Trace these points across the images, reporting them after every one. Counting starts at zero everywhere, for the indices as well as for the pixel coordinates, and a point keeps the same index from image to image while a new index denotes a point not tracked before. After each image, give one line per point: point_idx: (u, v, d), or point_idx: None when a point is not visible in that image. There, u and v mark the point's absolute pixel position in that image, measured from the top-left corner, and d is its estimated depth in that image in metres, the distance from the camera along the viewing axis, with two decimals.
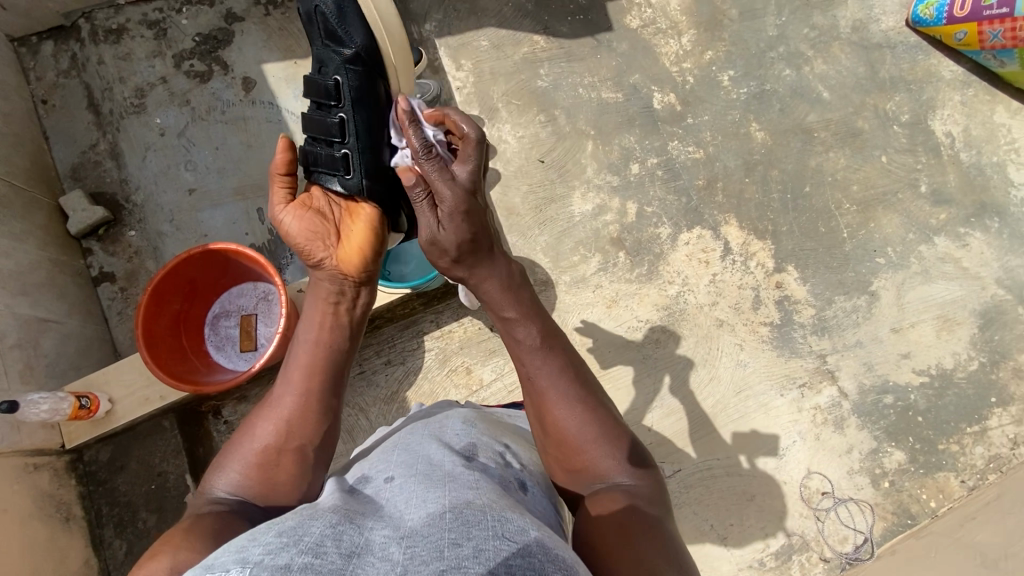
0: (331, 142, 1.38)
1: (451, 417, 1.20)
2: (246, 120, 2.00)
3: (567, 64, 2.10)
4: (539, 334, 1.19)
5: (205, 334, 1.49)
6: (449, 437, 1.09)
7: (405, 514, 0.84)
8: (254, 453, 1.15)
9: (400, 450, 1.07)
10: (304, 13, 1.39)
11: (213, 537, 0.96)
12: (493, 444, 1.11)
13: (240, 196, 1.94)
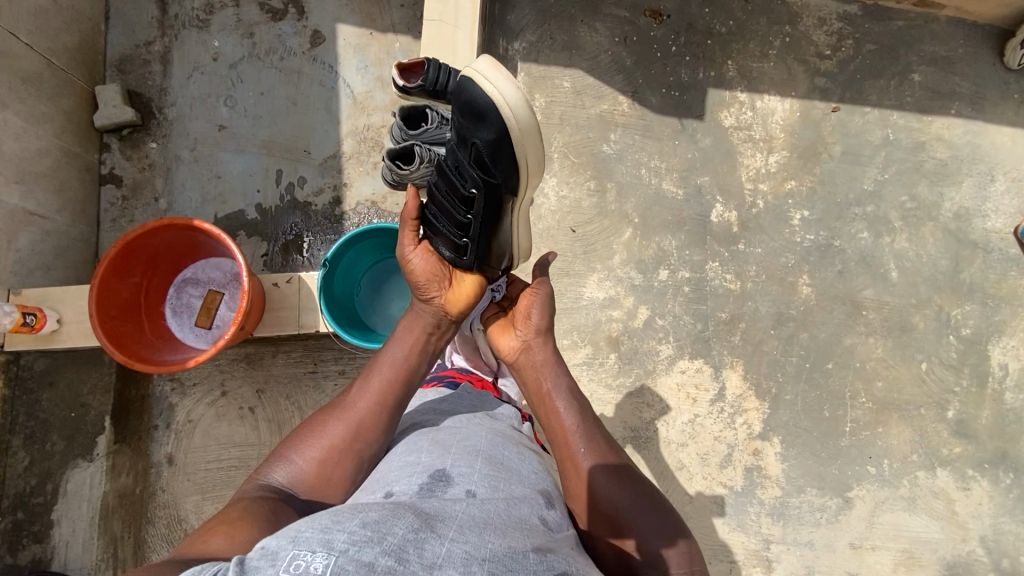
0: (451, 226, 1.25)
1: (523, 450, 1.14)
2: (300, 74, 1.92)
3: (641, 139, 1.95)
4: (574, 412, 1.24)
5: (168, 294, 1.44)
6: (521, 475, 1.05)
7: (490, 537, 0.81)
8: (316, 448, 1.07)
9: (476, 454, 1.04)
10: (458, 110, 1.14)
11: (263, 528, 0.88)
12: (556, 498, 1.07)
13: (265, 150, 1.87)
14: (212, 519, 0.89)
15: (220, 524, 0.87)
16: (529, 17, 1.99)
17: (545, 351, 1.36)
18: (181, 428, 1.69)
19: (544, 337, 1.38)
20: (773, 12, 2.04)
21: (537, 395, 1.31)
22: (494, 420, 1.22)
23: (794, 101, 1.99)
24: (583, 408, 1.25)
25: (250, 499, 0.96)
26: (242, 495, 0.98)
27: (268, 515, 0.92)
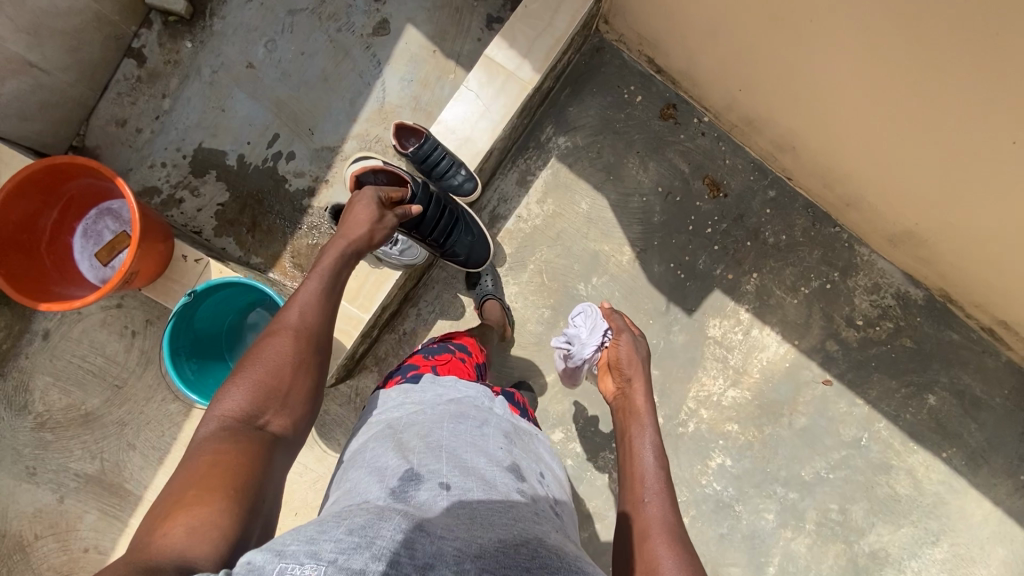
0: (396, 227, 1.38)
1: (488, 420, 1.03)
2: (347, 54, 1.83)
3: (620, 298, 1.81)
4: (658, 462, 0.98)
5: (87, 214, 1.45)
6: (485, 450, 0.94)
7: (475, 530, 0.72)
8: (264, 376, 0.90)
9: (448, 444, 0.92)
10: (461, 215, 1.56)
11: (228, 485, 0.74)
12: (530, 466, 0.98)
13: (275, 109, 1.82)
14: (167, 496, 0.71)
15: (192, 495, 0.71)
16: (589, 120, 1.84)
17: (640, 391, 1.14)
18: (70, 315, 1.76)
19: (639, 383, 1.15)
20: (832, 250, 1.82)
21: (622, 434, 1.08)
22: (464, 396, 1.08)
23: (792, 349, 1.80)
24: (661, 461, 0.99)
25: (214, 453, 0.78)
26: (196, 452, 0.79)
27: (233, 466, 0.77)
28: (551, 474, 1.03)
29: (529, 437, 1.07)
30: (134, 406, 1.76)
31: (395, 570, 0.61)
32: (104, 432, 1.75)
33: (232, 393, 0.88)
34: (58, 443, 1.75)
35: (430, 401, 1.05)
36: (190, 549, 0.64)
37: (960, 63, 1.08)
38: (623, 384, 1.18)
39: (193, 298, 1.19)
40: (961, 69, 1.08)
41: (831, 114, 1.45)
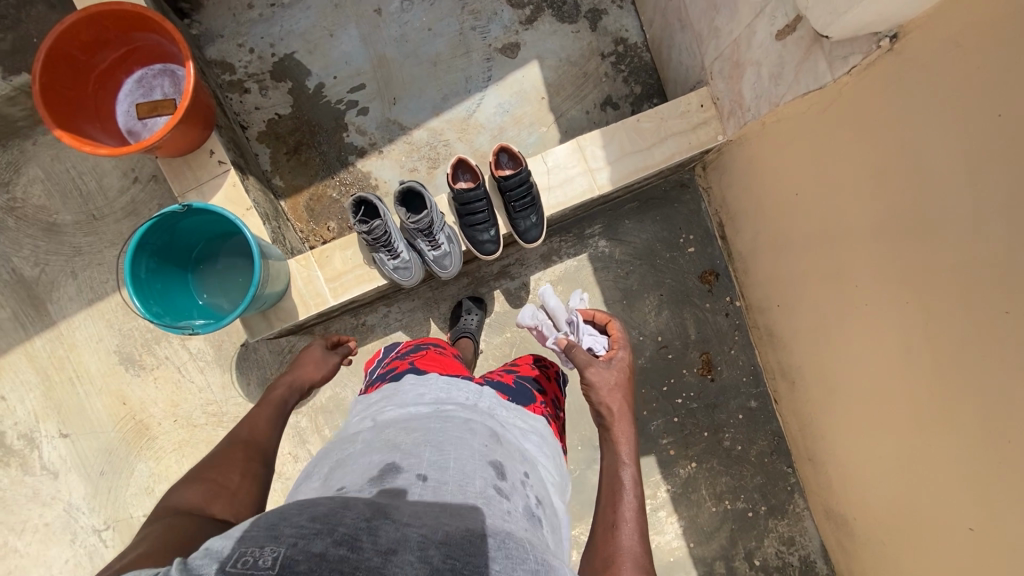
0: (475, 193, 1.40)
1: (481, 416, 0.99)
2: (466, 53, 1.81)
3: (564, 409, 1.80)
4: (640, 539, 0.92)
5: (152, 65, 1.47)
6: (469, 444, 0.87)
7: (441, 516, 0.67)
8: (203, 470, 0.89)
9: (433, 437, 0.86)
10: (529, 222, 1.45)
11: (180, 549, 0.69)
12: (517, 463, 0.92)
13: (376, 63, 1.81)
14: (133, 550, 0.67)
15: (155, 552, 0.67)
16: (637, 241, 1.80)
17: (621, 434, 1.08)
18: None
19: (619, 421, 1.10)
20: (772, 485, 1.80)
21: (607, 494, 1.00)
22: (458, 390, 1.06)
23: (684, 548, 1.78)
24: (642, 527, 0.94)
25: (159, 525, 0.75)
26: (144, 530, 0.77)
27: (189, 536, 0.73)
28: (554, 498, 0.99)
29: (516, 437, 1.01)
30: (98, 242, 1.77)
31: (352, 556, 0.56)
32: (59, 248, 1.77)
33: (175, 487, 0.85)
34: (14, 232, 1.77)
35: (414, 400, 0.99)
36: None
37: (980, 430, 1.04)
38: (599, 420, 1.13)
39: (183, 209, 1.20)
40: (972, 434, 1.06)
41: (840, 386, 1.43)
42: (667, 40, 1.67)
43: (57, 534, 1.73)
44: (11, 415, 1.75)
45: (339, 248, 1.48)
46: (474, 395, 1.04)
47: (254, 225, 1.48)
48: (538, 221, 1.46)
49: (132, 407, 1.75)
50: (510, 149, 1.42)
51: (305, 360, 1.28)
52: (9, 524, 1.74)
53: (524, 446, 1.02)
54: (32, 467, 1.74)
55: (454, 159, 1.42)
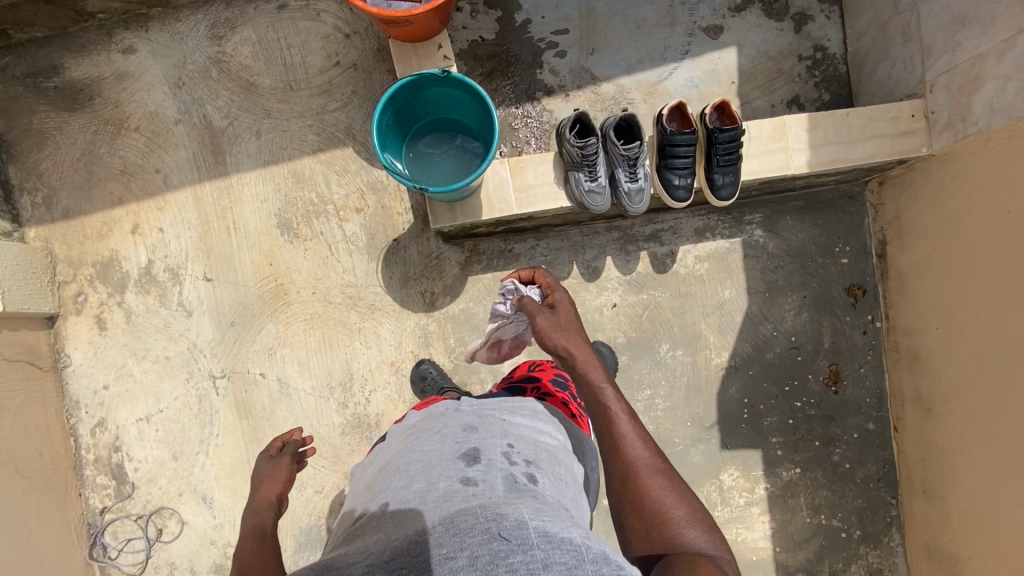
0: (683, 136, 1.45)
1: (446, 422, 1.11)
2: (670, 25, 1.88)
3: (682, 382, 1.78)
4: (643, 440, 0.99)
5: None
6: (438, 453, 1.00)
7: (392, 535, 0.80)
8: None
9: (402, 468, 1.00)
10: (724, 179, 1.47)
11: None
12: (491, 441, 1.03)
13: (584, 13, 1.89)
14: None
15: None
16: (794, 239, 1.81)
17: (586, 366, 1.08)
18: (310, 10, 1.88)
19: (578, 359, 1.09)
20: (871, 512, 1.76)
21: (602, 419, 1.02)
22: (429, 412, 1.18)
23: (769, 550, 1.74)
24: (641, 431, 1.00)
25: None
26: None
27: None
28: (552, 451, 1.10)
29: (499, 417, 1.13)
30: (288, 110, 1.86)
31: None
32: (250, 107, 1.86)
33: None
34: (214, 82, 1.86)
35: (393, 441, 1.13)
36: None
37: None
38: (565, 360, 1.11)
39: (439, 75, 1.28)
40: None
41: (988, 417, 1.43)
42: (877, 53, 1.72)
43: (173, 371, 1.78)
44: (164, 248, 1.82)
45: (534, 163, 1.55)
46: (449, 408, 1.17)
47: None
48: (731, 181, 1.48)
49: (277, 270, 1.81)
50: (726, 104, 1.46)
51: (261, 477, 1.28)
52: (133, 348, 1.79)
53: (514, 420, 1.14)
54: (169, 301, 1.80)
55: (671, 103, 1.47)
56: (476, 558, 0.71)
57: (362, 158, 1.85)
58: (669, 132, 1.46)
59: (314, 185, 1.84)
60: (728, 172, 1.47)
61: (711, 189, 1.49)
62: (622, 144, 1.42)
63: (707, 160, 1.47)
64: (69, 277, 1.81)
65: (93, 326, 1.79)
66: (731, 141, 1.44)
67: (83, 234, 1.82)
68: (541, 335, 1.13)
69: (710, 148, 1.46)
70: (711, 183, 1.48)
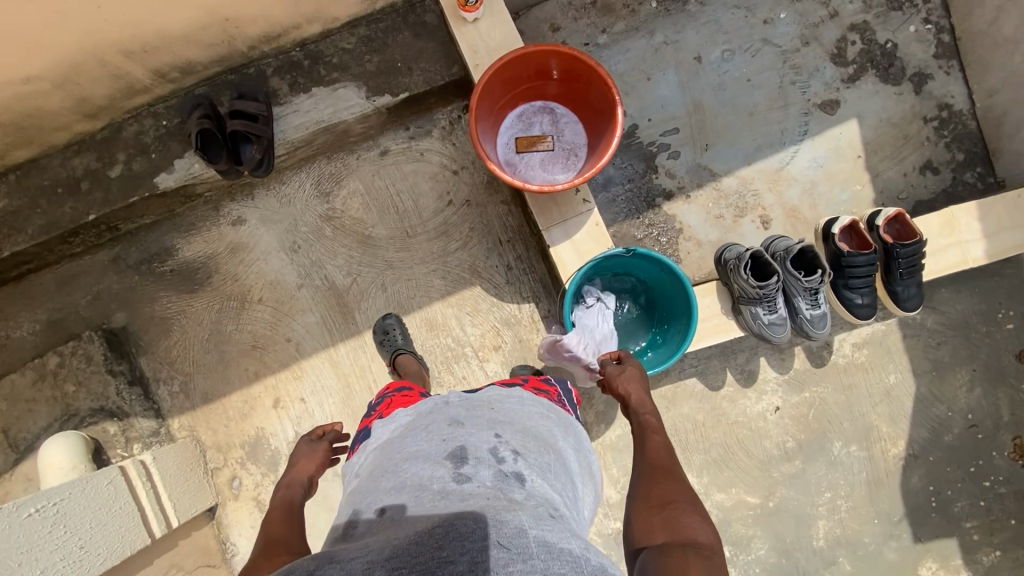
0: (862, 254, 1.37)
1: (430, 419, 1.02)
2: (782, 106, 1.81)
3: (862, 479, 1.72)
4: (668, 451, 1.00)
5: (534, 101, 1.51)
6: (426, 453, 0.93)
7: (386, 540, 0.75)
8: None
9: (394, 467, 0.94)
10: (909, 291, 1.40)
11: None
12: (482, 440, 0.95)
13: (692, 107, 1.83)
14: None
15: None
16: (953, 312, 1.73)
17: (642, 405, 1.10)
18: (413, 151, 1.84)
19: (635, 396, 1.12)
20: None
21: (637, 429, 1.07)
22: (417, 409, 1.08)
23: None
24: (670, 447, 1.02)
25: None
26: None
27: None
28: (544, 438, 1.03)
29: (486, 408, 1.04)
30: (409, 258, 1.82)
31: None
32: (371, 260, 1.82)
33: None
34: (331, 240, 1.83)
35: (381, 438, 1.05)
36: None
37: None
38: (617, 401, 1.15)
39: (674, 273, 1.24)
40: None
41: None
42: None
43: None
44: (310, 418, 1.78)
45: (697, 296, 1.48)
46: (438, 402, 1.07)
47: None
48: (915, 292, 1.40)
49: None
50: (900, 214, 1.39)
51: (296, 457, 1.21)
52: None
53: (503, 408, 1.05)
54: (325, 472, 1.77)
55: (840, 219, 1.41)
56: (477, 564, 0.68)
57: (491, 295, 1.80)
58: (845, 252, 1.39)
59: (448, 330, 1.79)
60: (912, 284, 1.39)
61: (893, 302, 1.42)
62: (801, 276, 1.36)
63: (887, 275, 1.40)
64: (221, 462, 1.78)
65: (254, 509, 1.77)
66: (914, 254, 1.36)
67: (227, 416, 1.80)
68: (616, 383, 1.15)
69: (891, 263, 1.39)
70: (893, 296, 1.41)
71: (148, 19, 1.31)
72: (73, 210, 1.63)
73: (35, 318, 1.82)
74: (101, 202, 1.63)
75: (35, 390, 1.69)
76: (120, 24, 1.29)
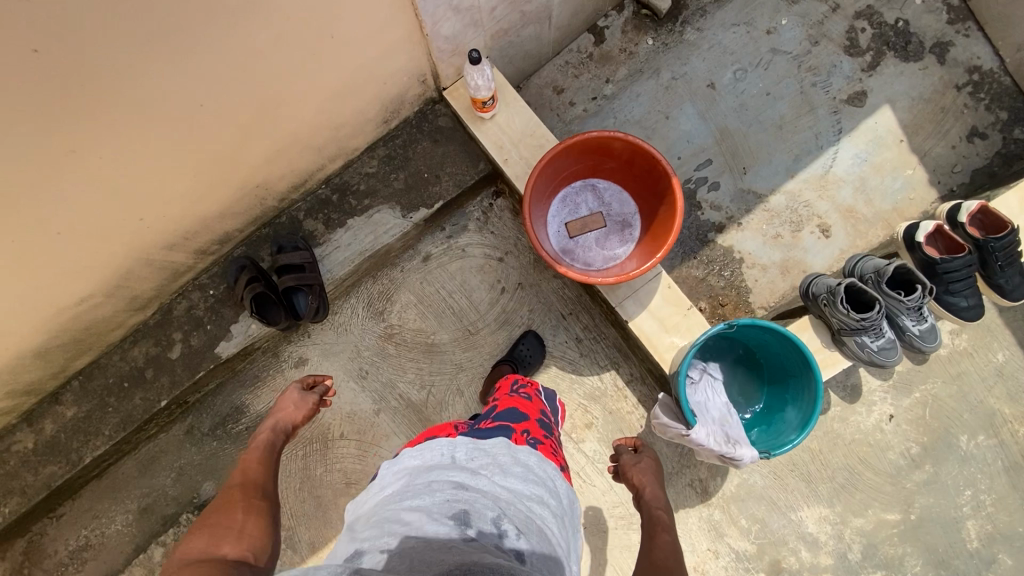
0: (961, 259, 1.32)
1: (432, 475, 0.85)
2: (809, 110, 1.77)
3: (999, 467, 1.64)
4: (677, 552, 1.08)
5: (575, 182, 1.47)
6: (426, 510, 0.76)
7: None
8: (206, 523, 1.05)
9: (386, 517, 0.76)
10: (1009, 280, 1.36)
11: (243, 534, 1.04)
12: (492, 513, 0.78)
13: (718, 134, 1.79)
14: None
15: (202, 527, 1.03)
16: None
17: (655, 498, 1.27)
18: (454, 249, 1.81)
19: (648, 487, 1.31)
20: None
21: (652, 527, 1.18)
22: (419, 459, 0.91)
23: None
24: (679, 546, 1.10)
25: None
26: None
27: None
28: (546, 538, 0.83)
29: (496, 479, 0.87)
30: (478, 355, 1.78)
31: None
32: (441, 367, 1.79)
33: (197, 542, 1.00)
34: (396, 357, 1.80)
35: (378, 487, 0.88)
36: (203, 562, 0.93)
37: None
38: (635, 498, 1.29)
39: (784, 337, 1.20)
40: None
41: None
42: None
43: None
44: None
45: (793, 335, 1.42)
46: (443, 456, 0.90)
47: (700, 324, 1.43)
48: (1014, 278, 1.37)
49: None
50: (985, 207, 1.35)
51: (285, 405, 1.45)
52: None
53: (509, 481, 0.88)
54: None
55: (926, 227, 1.36)
56: None
57: (569, 371, 1.74)
58: (943, 260, 1.34)
59: None
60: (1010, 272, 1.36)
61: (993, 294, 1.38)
62: (902, 296, 1.31)
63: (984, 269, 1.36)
64: None
65: None
66: (1011, 244, 1.32)
67: None
68: (631, 475, 1.36)
69: (988, 258, 1.34)
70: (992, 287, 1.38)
71: (189, 212, 1.29)
72: (144, 401, 1.60)
73: (127, 508, 1.79)
74: (169, 386, 1.60)
75: None
76: (165, 225, 1.27)
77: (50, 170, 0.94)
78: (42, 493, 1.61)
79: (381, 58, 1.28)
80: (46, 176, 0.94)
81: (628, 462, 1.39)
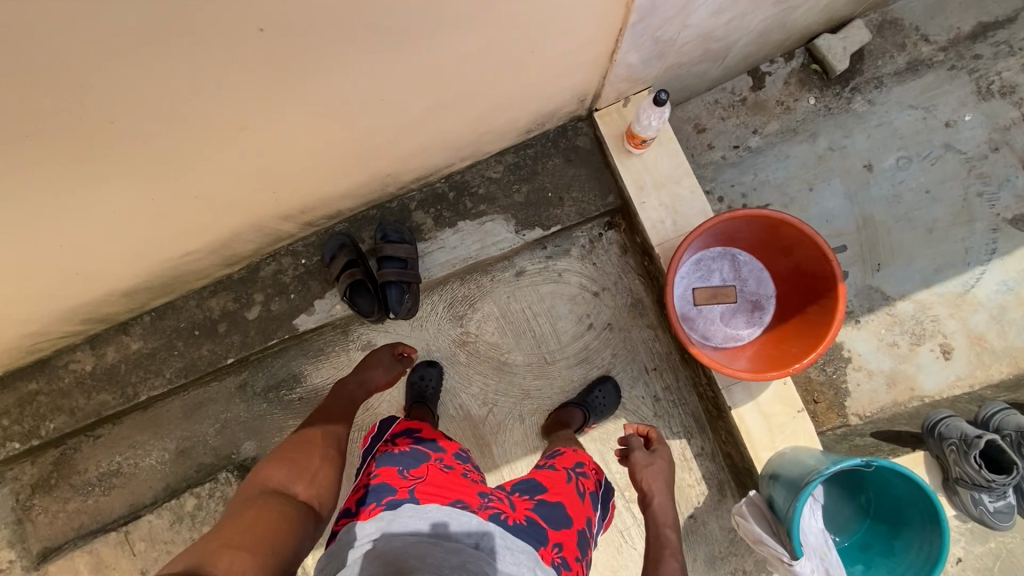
0: None
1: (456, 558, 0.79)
2: (967, 221, 1.63)
3: None
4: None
5: (716, 247, 1.35)
6: None
7: None
8: (284, 457, 1.05)
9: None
10: None
11: (313, 479, 1.03)
12: None
13: (861, 221, 1.66)
14: (216, 533, 0.79)
15: (281, 460, 1.04)
16: None
17: (662, 509, 1.22)
18: (550, 272, 1.71)
19: (656, 496, 1.24)
20: None
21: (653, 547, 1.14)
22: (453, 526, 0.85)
23: None
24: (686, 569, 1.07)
25: (254, 507, 0.88)
26: (236, 505, 0.91)
27: (274, 514, 0.88)
28: None
29: None
30: (548, 386, 1.70)
31: None
32: (508, 388, 1.71)
33: (276, 474, 1.00)
34: (464, 366, 1.72)
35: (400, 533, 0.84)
36: (278, 501, 0.92)
37: None
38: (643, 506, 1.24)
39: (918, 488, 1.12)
40: None
41: None
42: None
43: None
44: None
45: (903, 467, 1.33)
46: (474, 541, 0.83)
47: (806, 430, 1.34)
48: None
49: None
50: None
51: (373, 363, 1.45)
52: None
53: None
54: None
55: None
56: None
57: None
58: None
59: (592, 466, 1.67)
60: None
61: None
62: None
63: None
64: None
65: None
66: None
67: None
68: (641, 479, 1.28)
69: None
70: None
71: (318, 190, 1.20)
72: (211, 353, 1.55)
73: (165, 447, 1.76)
74: (239, 344, 1.54)
75: (173, 531, 1.64)
76: (290, 198, 1.18)
77: (216, 136, 0.85)
78: (92, 418, 1.59)
79: (560, 74, 1.16)
80: (212, 143, 0.86)
81: (640, 461, 1.31)
